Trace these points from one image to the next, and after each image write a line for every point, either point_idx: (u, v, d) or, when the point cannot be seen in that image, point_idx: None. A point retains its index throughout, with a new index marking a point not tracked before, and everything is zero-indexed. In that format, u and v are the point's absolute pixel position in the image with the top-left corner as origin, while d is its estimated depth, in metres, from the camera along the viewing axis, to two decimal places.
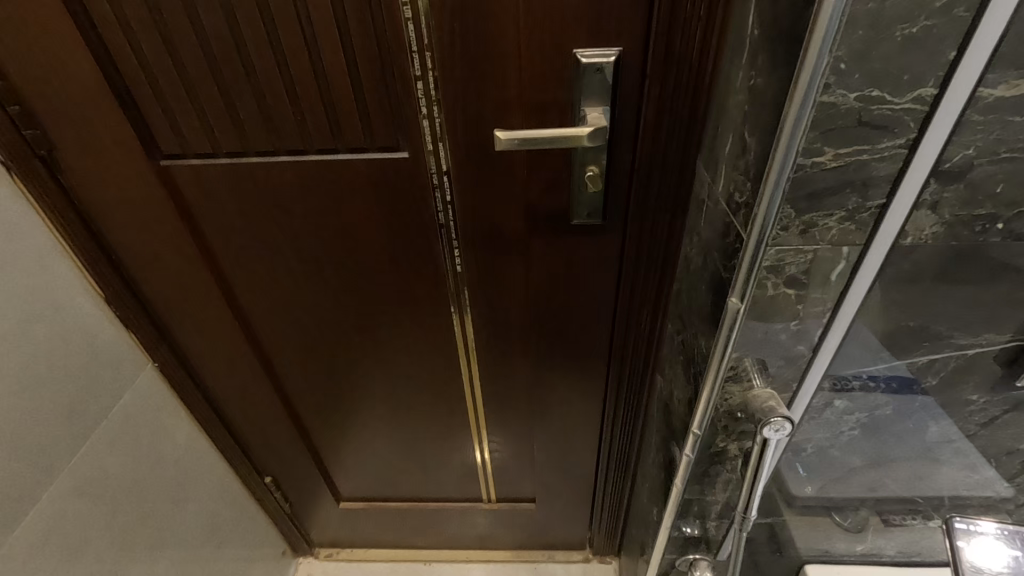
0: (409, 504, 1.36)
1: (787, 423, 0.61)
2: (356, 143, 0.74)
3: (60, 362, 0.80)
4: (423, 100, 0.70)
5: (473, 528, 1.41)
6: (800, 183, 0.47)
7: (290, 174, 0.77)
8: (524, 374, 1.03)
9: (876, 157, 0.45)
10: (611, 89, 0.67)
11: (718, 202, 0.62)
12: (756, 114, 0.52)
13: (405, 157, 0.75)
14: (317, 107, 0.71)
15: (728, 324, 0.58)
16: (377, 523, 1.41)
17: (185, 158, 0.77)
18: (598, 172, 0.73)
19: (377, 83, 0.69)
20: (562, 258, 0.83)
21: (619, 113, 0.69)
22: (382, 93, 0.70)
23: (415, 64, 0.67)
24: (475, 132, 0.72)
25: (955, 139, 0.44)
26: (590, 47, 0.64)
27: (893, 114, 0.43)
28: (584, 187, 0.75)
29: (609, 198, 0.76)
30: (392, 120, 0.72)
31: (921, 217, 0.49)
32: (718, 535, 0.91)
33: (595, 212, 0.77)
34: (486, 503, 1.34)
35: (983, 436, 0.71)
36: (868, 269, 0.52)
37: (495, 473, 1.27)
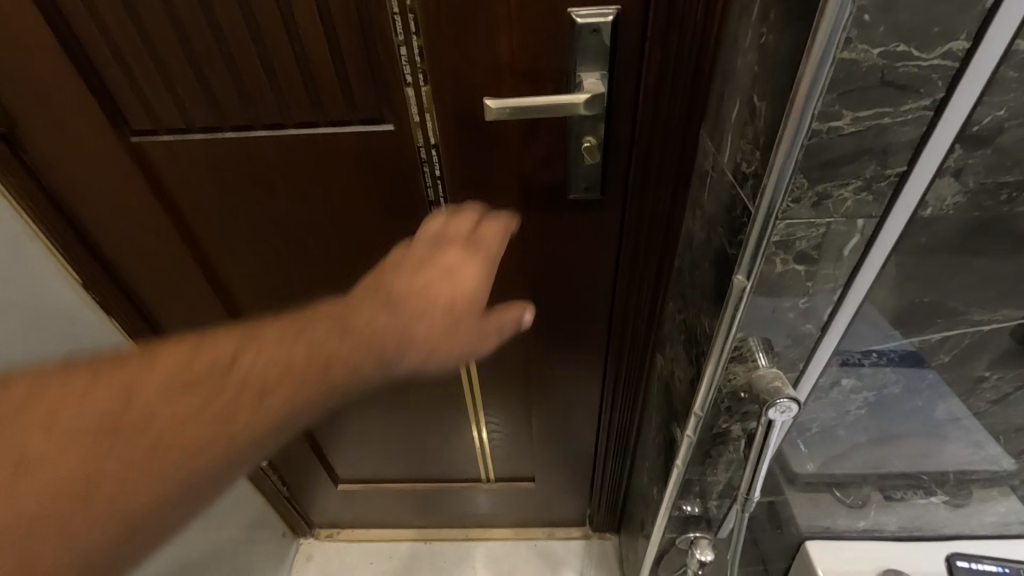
0: (408, 485, 1.36)
1: (793, 405, 0.58)
2: (338, 115, 0.70)
3: (37, 349, 0.77)
4: (407, 67, 0.65)
5: (473, 508, 1.41)
6: (814, 150, 0.43)
7: (269, 149, 0.73)
8: (521, 354, 1.00)
9: (898, 120, 0.42)
10: (609, 53, 0.62)
11: (723, 173, 0.58)
12: (766, 75, 0.47)
13: (391, 130, 0.71)
14: (295, 77, 0.66)
15: (733, 303, 0.55)
16: (377, 504, 1.41)
17: (156, 133, 0.72)
18: (595, 144, 0.69)
19: (359, 50, 0.64)
20: (559, 234, 0.80)
21: (617, 79, 0.64)
22: (364, 61, 0.65)
23: (397, 27, 0.62)
24: (464, 101, 0.67)
25: (986, 99, 0.41)
26: (586, 6, 0.60)
27: (919, 73, 0.39)
28: (581, 159, 0.71)
29: (607, 171, 0.72)
30: (376, 89, 0.67)
31: (943, 185, 0.46)
32: (719, 514, 0.90)
33: (592, 186, 0.73)
34: (486, 483, 1.34)
35: (992, 413, 0.69)
36: (884, 243, 0.49)
37: (494, 453, 1.26)
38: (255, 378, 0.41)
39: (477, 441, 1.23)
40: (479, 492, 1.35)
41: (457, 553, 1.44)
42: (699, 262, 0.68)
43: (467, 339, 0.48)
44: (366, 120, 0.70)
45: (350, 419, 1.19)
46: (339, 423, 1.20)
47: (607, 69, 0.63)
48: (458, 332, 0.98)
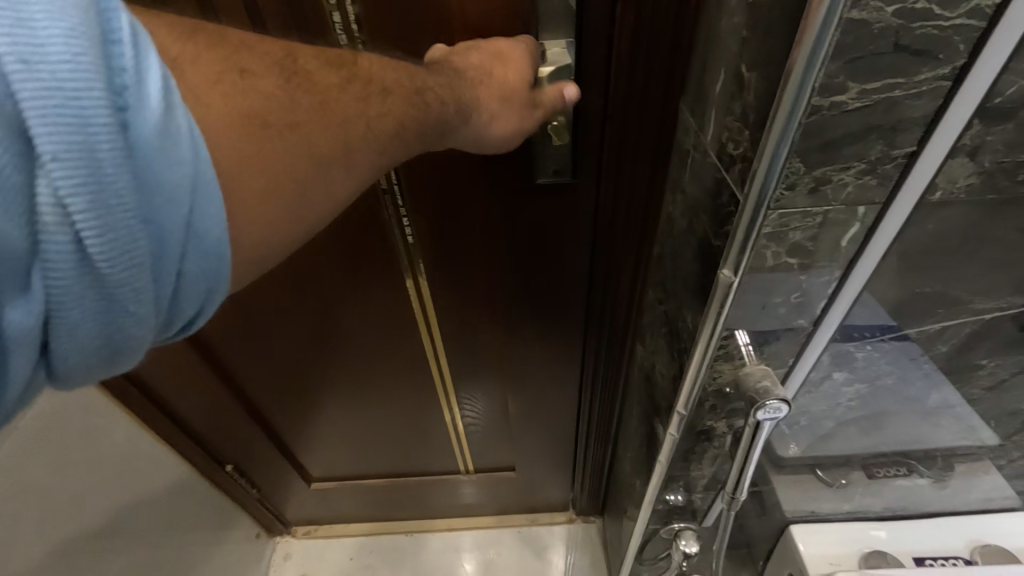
0: (385, 480, 1.31)
1: (784, 406, 0.54)
2: None
3: None
4: (343, 36, 0.57)
5: (455, 498, 1.37)
6: (812, 130, 0.37)
7: None
8: (494, 344, 0.95)
9: (910, 93, 0.35)
10: (574, 16, 0.54)
11: (706, 153, 0.52)
12: (756, 40, 0.41)
13: None
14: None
15: (718, 300, 0.50)
16: (354, 499, 1.36)
17: None
18: (564, 123, 0.62)
19: (287, 19, 0.55)
20: (528, 220, 0.74)
21: (585, 48, 0.57)
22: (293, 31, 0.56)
23: None
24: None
25: (1013, 66, 0.35)
26: None
27: (938, 35, 0.33)
28: (548, 140, 0.64)
29: (578, 153, 0.65)
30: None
31: (956, 166, 0.40)
32: (704, 505, 0.87)
33: (562, 169, 0.67)
34: (465, 475, 1.30)
35: (987, 399, 0.66)
36: (886, 231, 0.44)
37: (471, 443, 1.21)
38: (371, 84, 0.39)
39: (452, 433, 1.18)
40: (460, 483, 1.32)
41: (440, 544, 1.41)
42: (681, 250, 0.62)
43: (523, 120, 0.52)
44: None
45: (318, 417, 1.12)
46: (307, 422, 1.13)
47: (573, 36, 0.56)
48: (425, 327, 0.92)
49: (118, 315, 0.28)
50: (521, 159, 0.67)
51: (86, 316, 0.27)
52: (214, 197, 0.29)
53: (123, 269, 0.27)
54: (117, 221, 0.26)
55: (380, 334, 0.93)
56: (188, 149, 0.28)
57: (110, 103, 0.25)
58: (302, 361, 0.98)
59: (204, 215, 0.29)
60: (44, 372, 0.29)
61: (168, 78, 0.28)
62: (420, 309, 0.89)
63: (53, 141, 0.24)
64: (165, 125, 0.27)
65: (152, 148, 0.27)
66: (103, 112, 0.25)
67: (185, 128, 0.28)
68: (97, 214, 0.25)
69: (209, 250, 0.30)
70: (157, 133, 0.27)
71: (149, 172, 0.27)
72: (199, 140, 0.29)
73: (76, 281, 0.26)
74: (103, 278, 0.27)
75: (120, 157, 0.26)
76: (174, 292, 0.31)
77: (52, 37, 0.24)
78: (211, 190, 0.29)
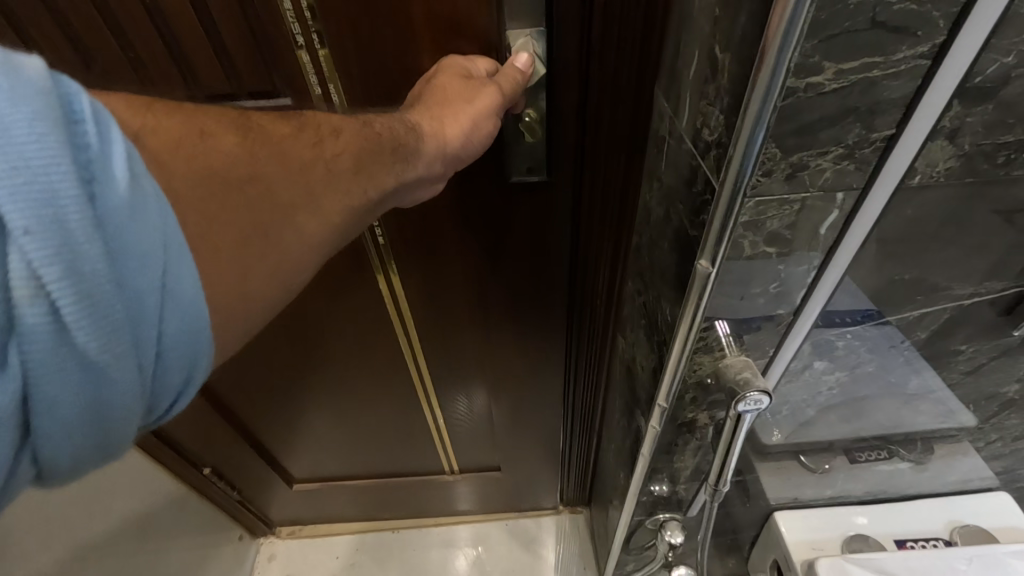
0: (369, 481, 1.29)
1: (765, 397, 0.53)
2: (218, 89, 0.56)
3: None
4: (296, 27, 0.53)
5: (441, 498, 1.36)
6: (788, 114, 0.35)
7: None
8: (473, 344, 0.93)
9: (889, 72, 0.34)
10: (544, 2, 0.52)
11: (682, 140, 0.50)
12: (729, 20, 0.39)
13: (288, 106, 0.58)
14: (156, 48, 0.53)
15: (696, 292, 0.48)
16: (338, 500, 1.34)
17: None
18: (536, 119, 0.60)
19: (235, 7, 0.51)
20: (502, 219, 0.72)
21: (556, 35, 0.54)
22: (241, 21, 0.52)
23: None
24: (375, 64, 0.56)
25: (994, 43, 0.33)
26: None
27: (918, 11, 0.31)
28: (520, 136, 0.62)
29: (552, 147, 0.63)
30: (263, 59, 0.55)
31: (936, 149, 0.39)
32: (688, 495, 0.86)
33: (537, 165, 0.65)
34: (450, 475, 1.29)
35: (966, 384, 0.65)
36: (865, 218, 0.42)
37: (454, 442, 1.19)
38: (323, 129, 0.40)
39: (433, 434, 1.16)
40: (453, 485, 1.30)
41: (427, 541, 1.40)
42: (658, 241, 0.61)
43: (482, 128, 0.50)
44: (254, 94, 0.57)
45: (297, 418, 1.09)
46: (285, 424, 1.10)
47: (541, 27, 0.54)
48: (400, 325, 0.89)
49: (95, 397, 0.26)
50: (492, 154, 0.65)
51: (61, 402, 0.25)
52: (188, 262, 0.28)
53: (104, 347, 0.25)
54: (94, 297, 0.25)
55: (356, 335, 0.90)
56: (159, 216, 0.27)
57: (78, 179, 0.24)
58: (275, 362, 0.95)
59: (182, 283, 0.28)
60: (16, 470, 0.26)
61: (134, 149, 0.27)
62: (395, 309, 0.86)
63: (20, 220, 0.22)
64: (136, 194, 0.26)
65: (125, 220, 0.26)
66: (71, 181, 0.24)
67: (153, 195, 0.27)
68: (70, 290, 0.24)
69: (190, 318, 0.29)
70: (128, 204, 0.26)
71: (125, 246, 0.26)
72: (168, 207, 0.28)
73: (49, 367, 0.24)
74: (83, 359, 0.25)
75: (92, 233, 0.24)
76: (156, 371, 0.29)
77: (16, 120, 0.23)
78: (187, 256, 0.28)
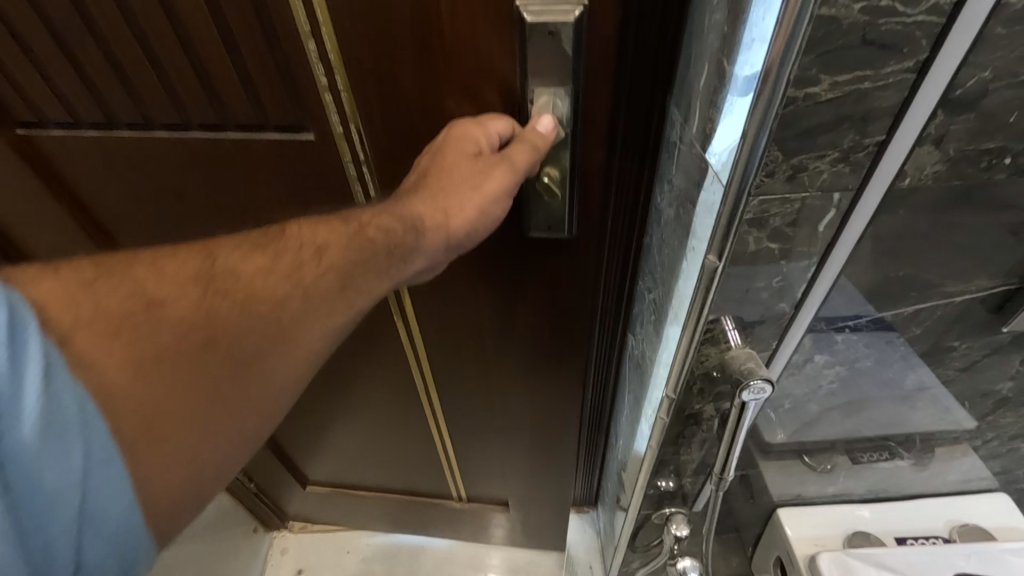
0: (379, 494, 1.29)
1: (767, 386, 0.57)
2: (245, 120, 0.55)
3: None
4: (320, 66, 0.50)
5: (448, 522, 1.33)
6: (790, 120, 0.40)
7: (176, 153, 0.59)
8: (489, 388, 0.90)
9: (879, 85, 0.38)
10: (570, 63, 0.48)
11: (692, 143, 0.54)
12: (735, 38, 0.43)
13: (311, 142, 0.56)
14: (190, 77, 0.52)
15: (704, 285, 0.52)
16: (345, 506, 1.35)
17: (48, 128, 0.59)
18: (556, 177, 0.57)
19: (259, 42, 0.49)
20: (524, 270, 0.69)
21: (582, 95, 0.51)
22: (269, 57, 0.50)
23: (301, 16, 0.47)
24: (402, 109, 0.52)
25: (972, 59, 0.37)
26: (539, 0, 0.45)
27: (903, 30, 0.35)
28: (540, 195, 0.59)
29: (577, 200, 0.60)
30: (288, 95, 0.53)
31: (923, 154, 0.43)
32: (694, 488, 0.90)
33: (556, 223, 0.62)
34: (456, 502, 1.25)
35: (961, 380, 0.69)
36: (859, 217, 0.46)
37: (464, 472, 1.14)
38: (304, 248, 0.41)
39: (445, 462, 1.13)
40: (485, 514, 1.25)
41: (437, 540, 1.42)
42: (670, 239, 0.64)
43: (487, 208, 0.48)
44: (281, 128, 0.55)
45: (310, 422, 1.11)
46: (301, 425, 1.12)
47: (567, 90, 0.50)
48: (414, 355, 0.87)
49: None
50: (511, 207, 0.61)
51: None
52: (112, 471, 0.30)
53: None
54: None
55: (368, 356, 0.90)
56: (77, 431, 0.29)
57: None
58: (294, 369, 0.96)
59: (99, 486, 0.30)
60: None
61: (52, 360, 0.29)
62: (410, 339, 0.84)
63: None
64: (50, 414, 0.28)
65: (35, 442, 0.27)
66: None
67: (71, 409, 0.29)
68: None
69: (109, 517, 0.30)
70: (38, 428, 0.27)
71: (33, 469, 0.27)
72: (89, 414, 0.29)
73: None
74: None
75: None
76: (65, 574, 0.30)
77: None
78: (108, 457, 0.30)
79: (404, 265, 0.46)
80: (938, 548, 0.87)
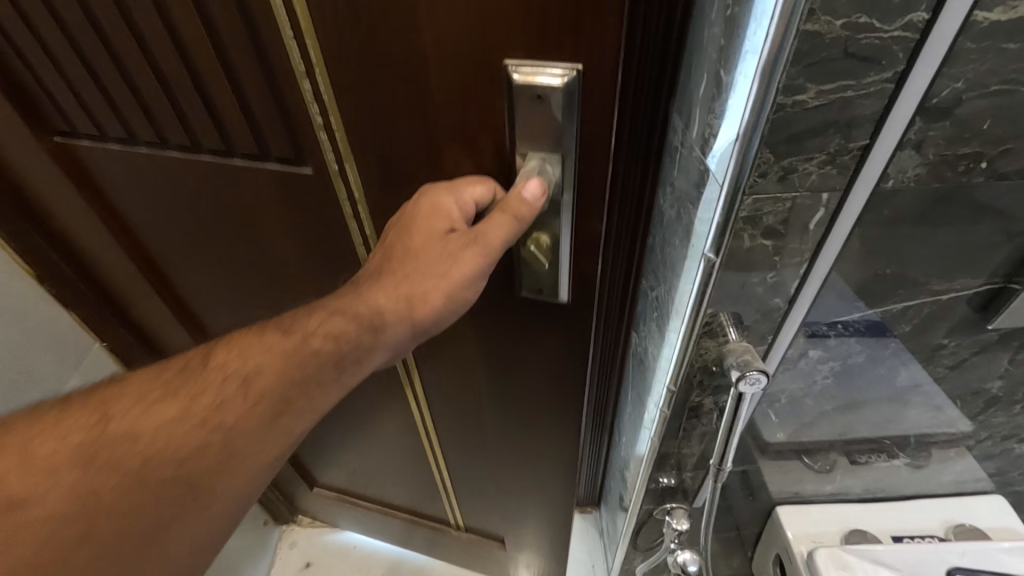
0: (383, 509, 1.25)
1: (762, 376, 0.60)
2: (249, 149, 0.53)
3: None
4: (316, 106, 0.47)
5: (448, 547, 1.27)
6: (780, 124, 0.43)
7: (187, 172, 0.58)
8: (487, 441, 0.83)
9: (861, 93, 0.42)
10: (560, 132, 0.41)
11: (692, 146, 0.58)
12: (731, 51, 0.47)
13: (308, 176, 0.53)
14: (196, 103, 0.51)
15: (702, 279, 0.55)
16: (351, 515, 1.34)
17: (77, 136, 0.60)
18: (546, 245, 0.49)
19: (260, 79, 0.46)
20: (520, 337, 0.62)
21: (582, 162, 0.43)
22: (267, 91, 0.47)
23: (293, 57, 0.43)
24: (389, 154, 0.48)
25: (945, 71, 0.41)
26: (531, 59, 0.38)
27: (881, 45, 0.39)
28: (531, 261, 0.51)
29: (576, 272, 0.52)
30: (288, 131, 0.50)
31: (904, 158, 0.46)
32: (695, 484, 0.93)
33: (549, 291, 0.54)
34: (454, 528, 1.18)
35: (952, 377, 0.73)
36: (847, 217, 0.50)
37: (462, 505, 1.08)
38: (229, 381, 0.41)
39: (443, 494, 1.07)
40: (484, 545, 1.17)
41: None
42: (672, 238, 0.68)
43: (448, 301, 0.46)
44: (282, 160, 0.53)
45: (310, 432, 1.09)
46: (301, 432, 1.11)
47: (558, 155, 0.43)
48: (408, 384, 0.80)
49: None
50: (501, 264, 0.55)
51: None
52: None
53: None
54: None
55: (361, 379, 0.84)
56: None
57: None
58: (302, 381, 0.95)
59: None
60: None
61: None
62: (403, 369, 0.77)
63: None
64: None
65: None
66: None
67: None
68: None
69: None
70: None
71: None
72: None
73: None
74: None
75: None
76: None
77: None
78: None
79: (362, 361, 0.46)
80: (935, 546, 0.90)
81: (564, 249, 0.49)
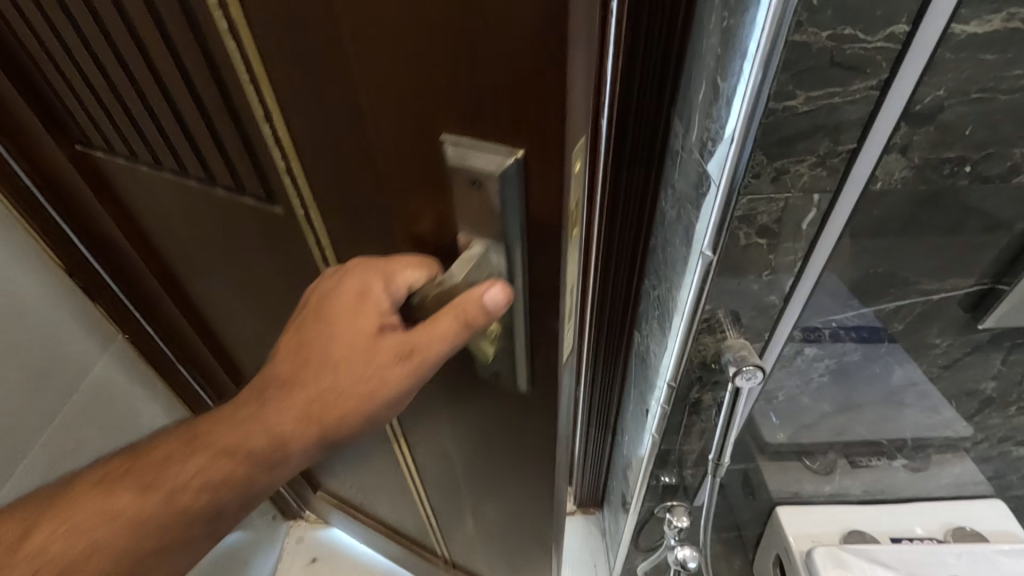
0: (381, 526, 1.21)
1: (759, 372, 0.63)
2: (228, 181, 0.50)
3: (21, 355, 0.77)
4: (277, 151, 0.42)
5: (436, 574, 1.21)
6: (772, 128, 0.46)
7: (178, 193, 0.57)
8: (469, 503, 0.76)
9: (847, 100, 0.44)
10: (502, 223, 0.35)
11: (692, 150, 0.61)
12: (727, 58, 0.50)
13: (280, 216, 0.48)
14: (176, 129, 0.48)
15: (699, 276, 0.58)
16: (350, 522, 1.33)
17: (92, 147, 0.62)
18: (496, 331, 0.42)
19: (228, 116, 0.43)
20: (492, 419, 0.55)
21: (525, 254, 0.37)
22: (236, 129, 0.43)
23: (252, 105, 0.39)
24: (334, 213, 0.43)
25: (927, 79, 0.44)
26: (466, 135, 0.32)
27: (866, 55, 0.42)
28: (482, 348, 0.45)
29: (536, 361, 0.45)
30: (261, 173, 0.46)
31: (891, 161, 0.49)
32: (695, 482, 0.95)
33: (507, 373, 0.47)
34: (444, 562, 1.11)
35: (946, 377, 0.76)
36: (839, 216, 0.53)
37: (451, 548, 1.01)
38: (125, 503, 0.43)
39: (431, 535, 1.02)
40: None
41: None
42: (672, 238, 0.71)
43: (370, 409, 0.42)
44: (258, 198, 0.49)
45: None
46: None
47: (504, 245, 0.36)
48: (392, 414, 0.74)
49: None
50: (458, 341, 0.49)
51: None
52: None
53: None
54: None
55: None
56: None
57: None
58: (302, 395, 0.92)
59: None
60: None
61: None
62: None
63: None
64: None
65: None
66: None
67: None
68: None
69: None
70: None
71: None
72: None
73: None
74: None
75: None
76: None
77: None
78: None
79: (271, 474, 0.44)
80: (932, 546, 0.91)
81: (518, 338, 0.43)
